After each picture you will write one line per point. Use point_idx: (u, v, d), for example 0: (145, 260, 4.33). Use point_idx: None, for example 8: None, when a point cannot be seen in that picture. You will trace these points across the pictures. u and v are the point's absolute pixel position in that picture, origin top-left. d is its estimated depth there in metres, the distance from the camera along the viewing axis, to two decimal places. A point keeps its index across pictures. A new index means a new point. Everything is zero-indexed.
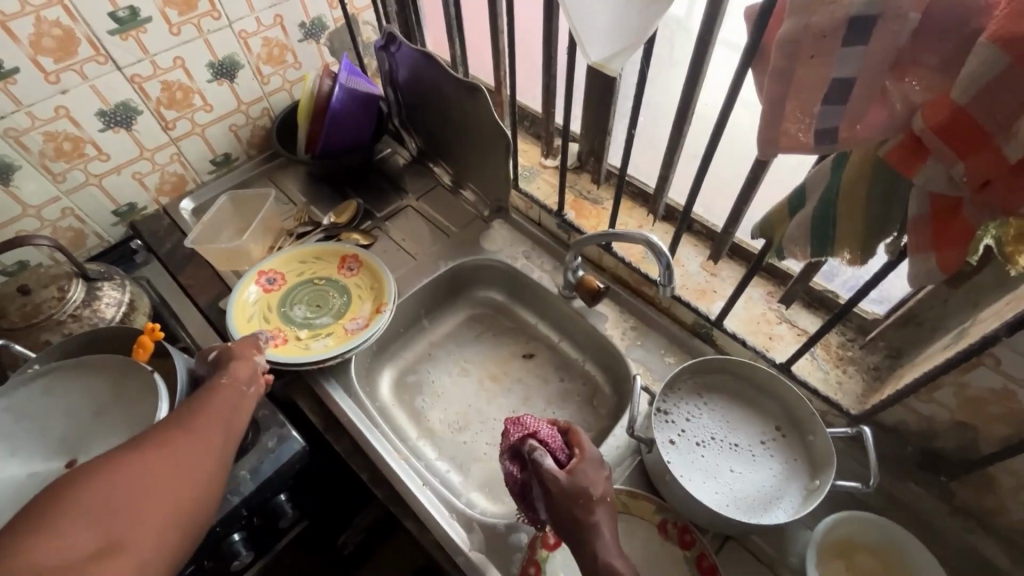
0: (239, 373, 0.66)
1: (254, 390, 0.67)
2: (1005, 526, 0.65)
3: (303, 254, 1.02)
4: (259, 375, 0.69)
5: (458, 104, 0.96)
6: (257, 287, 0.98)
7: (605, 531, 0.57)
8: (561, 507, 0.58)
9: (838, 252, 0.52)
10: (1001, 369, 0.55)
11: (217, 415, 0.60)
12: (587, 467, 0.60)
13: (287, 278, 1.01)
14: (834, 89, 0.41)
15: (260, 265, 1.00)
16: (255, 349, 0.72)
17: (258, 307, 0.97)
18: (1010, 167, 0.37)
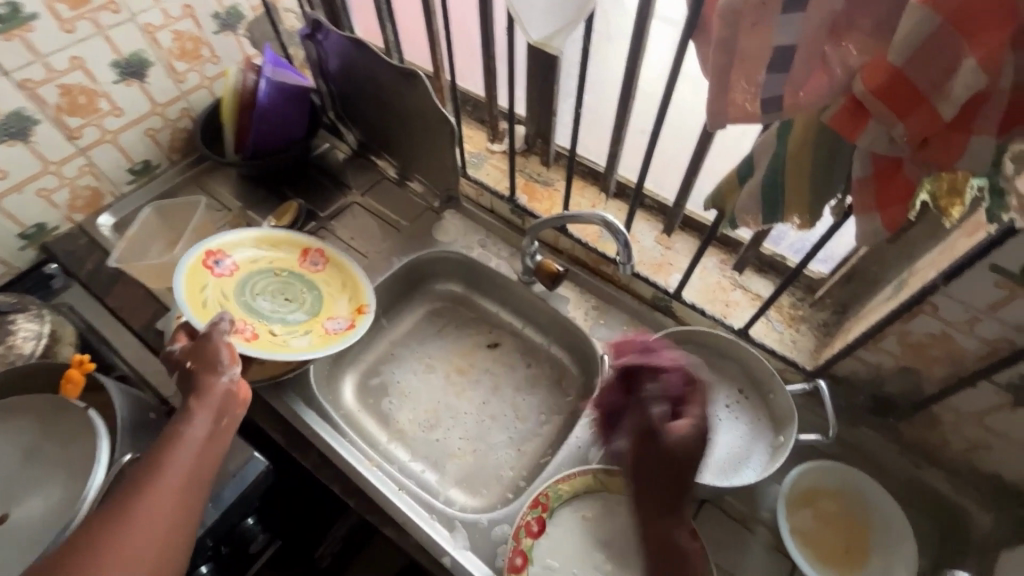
0: (205, 407, 0.59)
1: (228, 421, 0.61)
2: (948, 457, 0.71)
3: (259, 240, 0.94)
4: (232, 402, 0.62)
5: (396, 92, 0.92)
6: (207, 268, 0.87)
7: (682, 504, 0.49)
8: (646, 463, 0.50)
9: (788, 218, 0.54)
10: (939, 315, 0.58)
11: (179, 465, 0.54)
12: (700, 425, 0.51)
13: (243, 266, 0.92)
14: (777, 58, 0.42)
15: (207, 244, 0.89)
16: (222, 367, 0.63)
17: (212, 289, 0.87)
18: (945, 125, 0.38)
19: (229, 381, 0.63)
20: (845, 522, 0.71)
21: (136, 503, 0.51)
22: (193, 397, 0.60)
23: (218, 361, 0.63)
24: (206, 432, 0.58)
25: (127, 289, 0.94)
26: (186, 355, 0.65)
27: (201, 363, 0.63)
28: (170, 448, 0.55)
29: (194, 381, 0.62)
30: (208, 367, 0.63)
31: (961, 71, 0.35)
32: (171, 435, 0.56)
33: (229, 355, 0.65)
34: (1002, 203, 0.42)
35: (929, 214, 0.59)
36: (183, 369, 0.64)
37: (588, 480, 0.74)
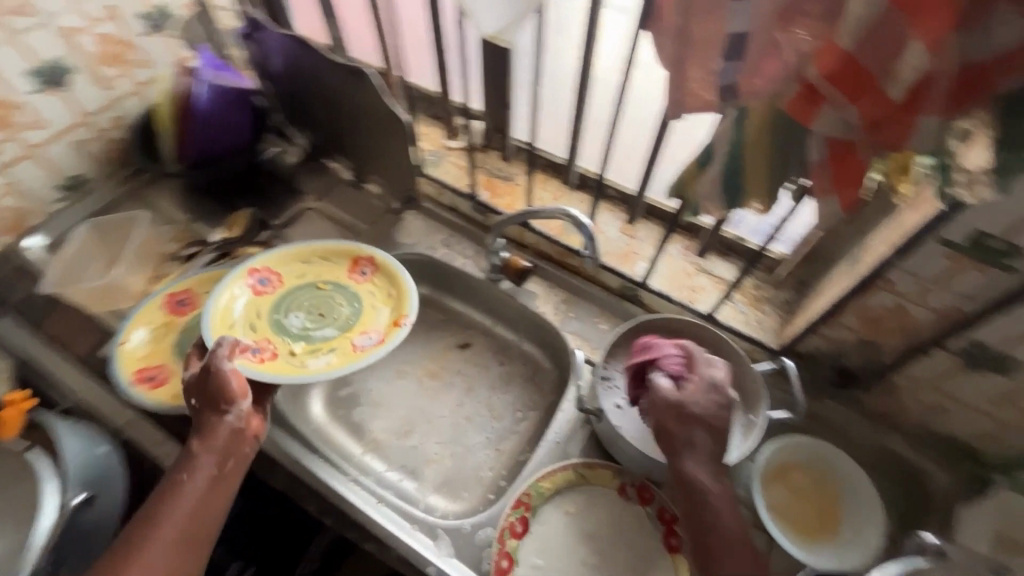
0: (208, 451, 0.62)
1: (234, 462, 0.63)
2: (907, 422, 0.74)
3: (303, 252, 0.88)
4: (238, 442, 0.64)
5: (345, 92, 0.89)
6: (245, 285, 0.84)
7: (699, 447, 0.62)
8: (670, 424, 0.63)
9: (749, 203, 0.54)
10: (894, 289, 0.60)
11: (179, 511, 0.59)
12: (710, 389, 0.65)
13: (283, 280, 0.86)
14: (731, 45, 0.42)
15: (253, 261, 0.86)
16: (225, 406, 0.64)
17: (248, 308, 0.83)
18: (895, 106, 0.38)
19: (234, 420, 0.64)
20: (817, 493, 0.73)
21: (141, 547, 0.56)
22: (199, 439, 0.63)
23: (222, 398, 0.64)
24: (206, 477, 0.61)
25: (66, 315, 0.87)
26: (191, 389, 0.65)
27: (206, 398, 0.64)
28: (173, 493, 0.59)
29: (201, 420, 0.64)
30: (213, 405, 0.64)
31: (907, 53, 0.36)
32: (176, 479, 0.61)
33: (234, 393, 0.64)
34: (948, 178, 0.44)
35: (879, 191, 0.61)
36: (192, 404, 0.65)
37: (569, 475, 0.73)
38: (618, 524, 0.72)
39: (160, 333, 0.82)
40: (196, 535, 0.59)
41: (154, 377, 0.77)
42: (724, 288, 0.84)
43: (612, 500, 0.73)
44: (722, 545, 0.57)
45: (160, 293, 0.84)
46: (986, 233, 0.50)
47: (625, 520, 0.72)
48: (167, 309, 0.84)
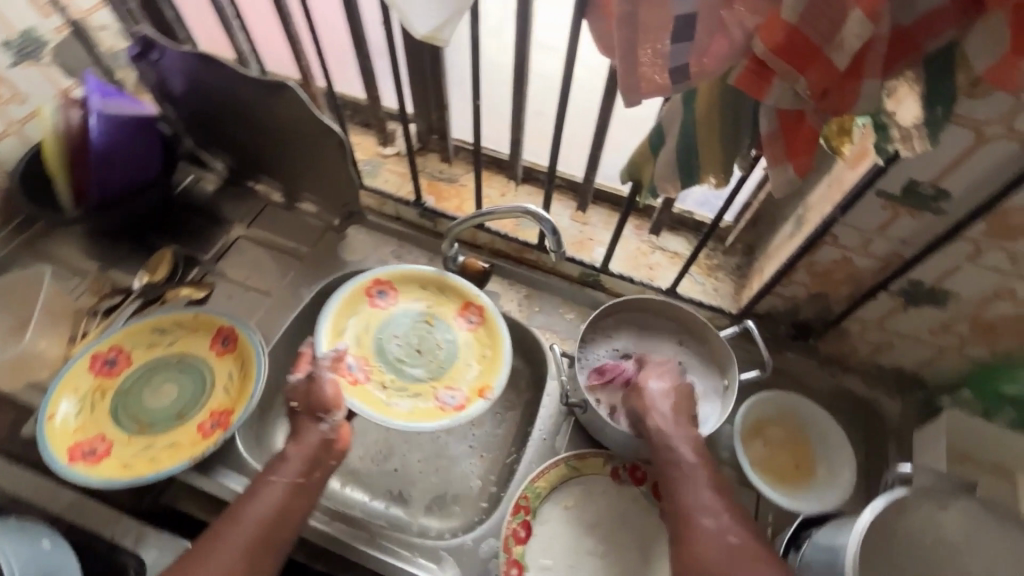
0: (298, 451, 0.62)
1: (318, 476, 0.62)
2: (857, 361, 0.80)
3: (415, 275, 0.85)
4: (326, 453, 0.63)
5: (264, 107, 0.82)
6: (367, 297, 0.83)
7: (664, 410, 0.66)
8: (637, 400, 0.68)
9: (705, 179, 0.55)
10: (839, 243, 0.64)
11: (260, 513, 0.57)
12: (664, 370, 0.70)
13: (400, 299, 0.84)
14: (679, 28, 0.42)
15: (377, 273, 0.84)
16: (323, 414, 0.65)
17: (359, 320, 0.81)
18: (841, 75, 0.40)
19: (327, 429, 0.64)
20: (793, 442, 0.78)
21: (218, 537, 0.55)
22: (293, 442, 0.63)
23: (321, 404, 0.65)
24: (289, 481, 0.60)
25: None
26: (292, 394, 0.66)
27: (305, 403, 0.66)
28: (258, 490, 0.59)
29: (297, 426, 0.64)
30: (312, 410, 0.65)
31: (848, 22, 0.37)
32: (266, 480, 0.60)
33: (332, 401, 0.65)
34: (886, 136, 0.47)
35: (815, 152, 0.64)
36: (290, 409, 0.66)
37: (562, 470, 0.73)
38: (616, 509, 0.73)
39: (91, 402, 0.73)
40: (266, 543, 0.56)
41: (95, 451, 0.69)
42: (680, 262, 0.87)
43: (607, 486, 0.74)
44: (694, 477, 0.61)
45: (82, 356, 0.74)
46: (917, 181, 0.54)
47: (623, 503, 0.73)
48: (94, 372, 0.75)
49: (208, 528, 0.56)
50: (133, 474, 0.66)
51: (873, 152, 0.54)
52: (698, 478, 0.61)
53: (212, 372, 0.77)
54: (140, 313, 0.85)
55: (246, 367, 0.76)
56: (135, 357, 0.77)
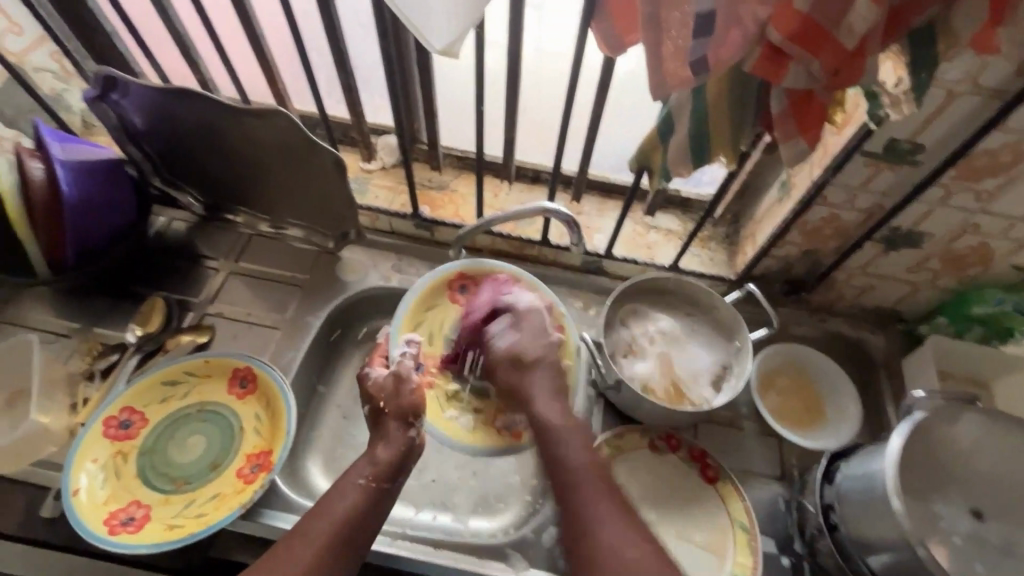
0: (385, 451, 0.63)
1: (401, 480, 0.63)
2: (844, 306, 0.88)
3: (495, 273, 0.82)
4: (407, 456, 0.64)
5: (243, 135, 0.78)
6: (448, 291, 0.81)
7: (549, 401, 0.67)
8: (513, 381, 0.69)
9: (716, 159, 0.59)
10: (828, 202, 0.71)
11: (340, 508, 0.58)
12: (540, 341, 0.71)
13: (481, 298, 0.81)
14: (700, 24, 0.45)
15: (463, 267, 0.82)
16: (412, 420, 0.66)
17: (435, 314, 0.79)
18: (849, 53, 0.45)
19: (416, 435, 0.65)
20: (803, 387, 0.84)
21: (300, 531, 0.57)
22: (382, 440, 0.64)
23: (410, 410, 0.66)
24: (372, 486, 0.61)
25: None
26: (378, 392, 0.67)
27: (394, 403, 0.67)
28: (344, 488, 0.60)
29: (384, 426, 0.65)
30: (400, 414, 0.66)
31: (856, 7, 0.42)
32: (352, 478, 0.61)
33: (416, 409, 0.66)
34: (878, 103, 0.54)
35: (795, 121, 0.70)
36: (376, 407, 0.67)
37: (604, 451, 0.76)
38: (659, 478, 0.77)
39: (115, 468, 0.69)
40: (342, 540, 0.57)
41: (133, 519, 0.66)
42: (674, 238, 0.92)
43: (648, 459, 0.78)
44: (585, 479, 0.62)
45: (94, 422, 0.70)
46: (897, 139, 0.61)
47: (665, 471, 0.77)
48: (110, 437, 0.71)
49: (295, 523, 0.58)
50: (185, 534, 0.63)
51: (861, 115, 0.59)
52: (592, 480, 0.62)
53: (238, 417, 0.75)
54: (141, 367, 0.81)
55: (273, 405, 0.74)
56: (151, 415, 0.73)
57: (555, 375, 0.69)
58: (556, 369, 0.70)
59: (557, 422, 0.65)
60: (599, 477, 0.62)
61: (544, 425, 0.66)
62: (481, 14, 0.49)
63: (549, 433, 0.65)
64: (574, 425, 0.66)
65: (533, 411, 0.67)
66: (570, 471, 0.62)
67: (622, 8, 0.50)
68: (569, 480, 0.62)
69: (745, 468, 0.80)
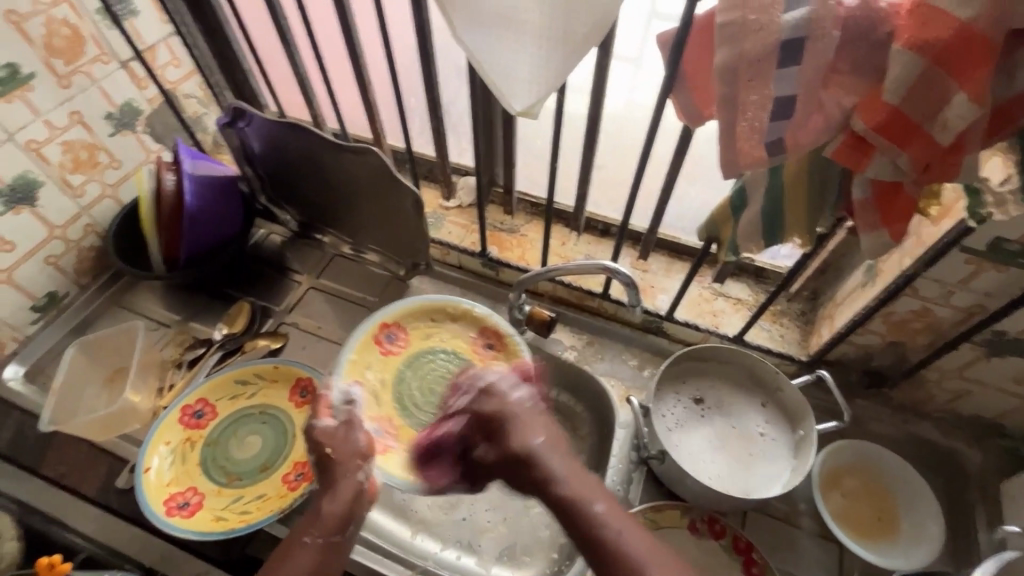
0: (333, 502, 0.56)
1: (350, 533, 0.56)
2: (934, 409, 0.79)
3: (428, 309, 0.85)
4: (360, 504, 0.57)
5: (339, 166, 0.86)
6: (376, 344, 0.81)
7: (560, 471, 0.52)
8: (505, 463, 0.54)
9: (789, 239, 0.57)
10: (918, 294, 0.65)
11: None
12: (522, 423, 0.55)
13: (410, 335, 0.84)
14: (779, 107, 0.45)
15: (383, 315, 0.83)
16: (361, 461, 0.60)
17: (375, 371, 0.80)
18: (943, 150, 0.42)
19: (364, 477, 0.59)
20: (873, 493, 0.76)
21: None
22: (327, 493, 0.57)
23: (359, 451, 0.61)
24: (322, 542, 0.53)
25: (61, 450, 0.79)
26: (326, 439, 0.61)
27: (340, 449, 0.61)
28: (291, 551, 0.53)
29: (333, 473, 0.59)
30: (351, 458, 0.60)
31: (953, 103, 0.40)
32: (299, 541, 0.53)
33: (369, 450, 0.62)
34: (980, 200, 0.51)
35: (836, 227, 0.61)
36: (321, 455, 0.60)
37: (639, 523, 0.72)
38: (696, 563, 0.72)
39: (182, 453, 0.77)
40: None
41: (188, 504, 0.73)
42: (742, 309, 0.89)
43: (685, 540, 0.73)
44: (614, 531, 0.48)
45: (173, 408, 0.78)
46: (1003, 238, 0.55)
47: (703, 559, 0.72)
48: (183, 424, 0.78)
49: None
50: (228, 531, 0.68)
51: (960, 210, 0.55)
52: (625, 529, 0.49)
53: (293, 424, 0.80)
54: (220, 363, 0.89)
55: None
56: (221, 409, 0.80)
57: (552, 446, 0.54)
58: (555, 440, 0.55)
59: (571, 486, 0.51)
60: (625, 520, 0.49)
61: (558, 502, 0.50)
62: (562, 80, 0.50)
63: (567, 502, 0.50)
64: (583, 480, 0.52)
65: (550, 494, 0.51)
66: (604, 543, 0.48)
67: (704, 83, 0.51)
68: (605, 547, 0.48)
69: (795, 571, 0.73)
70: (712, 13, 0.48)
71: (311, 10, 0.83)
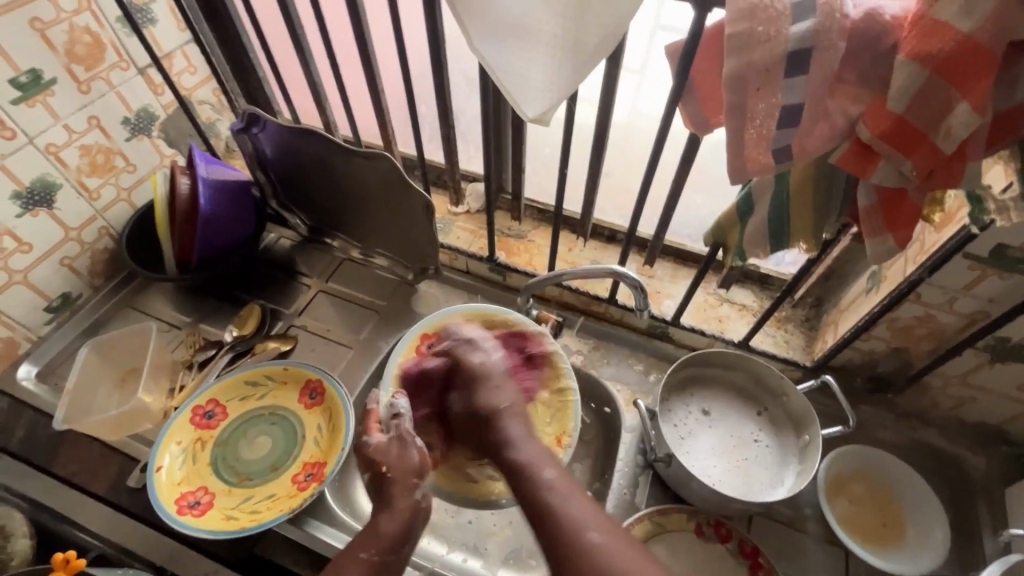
0: (391, 521, 0.56)
1: (405, 551, 0.56)
2: (938, 416, 0.80)
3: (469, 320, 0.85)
4: (415, 523, 0.57)
5: (350, 170, 0.87)
6: (417, 353, 0.83)
7: (515, 436, 0.57)
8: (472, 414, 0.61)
9: (795, 244, 0.58)
10: (922, 300, 0.66)
11: None
12: (492, 383, 0.62)
13: None
14: (785, 115, 0.46)
15: (422, 328, 0.85)
16: (417, 481, 0.59)
17: None
18: (946, 157, 0.43)
19: (419, 496, 0.58)
20: (878, 499, 0.76)
21: None
22: (383, 510, 0.57)
23: (414, 469, 0.59)
24: (377, 560, 0.54)
25: (71, 449, 0.80)
26: (381, 457, 0.60)
27: (396, 466, 0.59)
28: (345, 564, 0.53)
29: (387, 490, 0.58)
30: (406, 476, 0.59)
31: (955, 112, 0.41)
32: (354, 555, 0.54)
33: (423, 468, 0.60)
34: (982, 208, 0.50)
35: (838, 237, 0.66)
36: (377, 472, 0.59)
37: (646, 526, 0.73)
38: (703, 567, 0.72)
39: (193, 453, 0.78)
40: None
41: (199, 503, 0.73)
42: (746, 315, 0.90)
43: (692, 544, 0.73)
44: (557, 496, 0.50)
45: (184, 409, 0.79)
46: (1005, 245, 0.57)
47: (709, 562, 0.72)
48: (194, 424, 0.79)
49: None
50: (238, 530, 0.69)
51: (962, 217, 0.57)
52: (568, 496, 0.50)
53: (303, 425, 0.80)
54: (230, 364, 0.90)
55: (334, 420, 0.78)
56: (231, 410, 0.81)
57: (517, 412, 0.60)
58: (517, 406, 0.61)
59: (522, 450, 0.55)
60: (572, 493, 0.51)
61: (510, 466, 0.55)
62: (574, 87, 0.51)
63: (518, 468, 0.54)
64: (538, 450, 0.55)
65: (504, 456, 0.56)
66: (545, 510, 0.49)
67: (713, 91, 0.52)
68: (544, 513, 0.49)
69: None
70: (719, 24, 0.49)
71: (332, 25, 0.86)
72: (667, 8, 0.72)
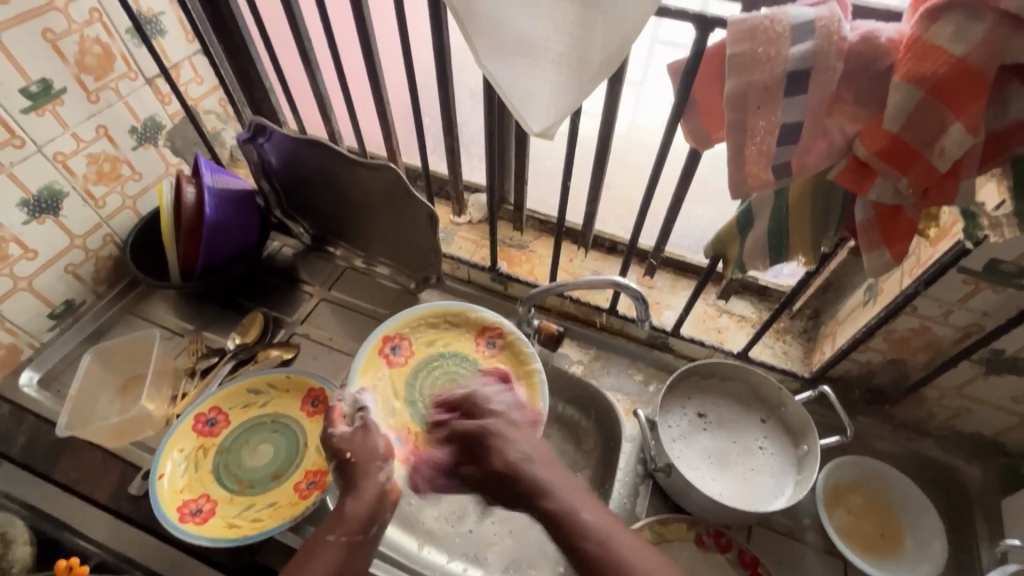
0: (356, 504, 0.59)
1: (375, 530, 0.59)
2: (935, 427, 0.81)
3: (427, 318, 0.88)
4: (382, 506, 0.60)
5: (354, 179, 0.88)
6: (381, 357, 0.84)
7: (545, 483, 0.56)
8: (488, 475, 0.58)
9: (794, 257, 0.59)
10: (918, 313, 0.67)
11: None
12: (504, 434, 0.60)
13: (413, 345, 0.87)
14: (785, 133, 0.47)
15: (385, 328, 0.85)
16: (382, 464, 0.63)
17: (385, 382, 0.83)
18: (941, 175, 0.45)
19: (384, 478, 0.62)
20: (876, 509, 0.77)
21: None
22: (350, 495, 0.60)
23: (378, 454, 0.63)
24: (346, 541, 0.57)
25: (73, 456, 0.80)
26: (346, 444, 0.63)
27: (359, 452, 0.63)
28: (314, 550, 0.56)
29: (354, 476, 0.61)
30: (370, 460, 0.63)
31: (949, 132, 0.42)
32: (323, 539, 0.56)
33: (386, 454, 0.64)
34: (976, 223, 0.51)
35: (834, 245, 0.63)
36: (342, 459, 0.62)
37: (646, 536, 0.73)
38: None
39: (195, 461, 0.78)
40: None
41: (201, 511, 0.74)
42: (745, 326, 0.91)
43: (692, 554, 0.74)
44: (607, 538, 0.51)
45: (187, 416, 0.79)
46: (999, 260, 0.58)
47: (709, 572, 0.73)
48: (197, 431, 0.79)
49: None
50: (240, 538, 0.69)
51: (957, 232, 0.58)
52: (618, 536, 0.52)
53: (305, 433, 0.81)
54: (233, 372, 0.90)
55: None
56: (234, 417, 0.82)
57: (540, 459, 0.58)
58: (536, 453, 0.59)
59: (556, 499, 0.54)
60: (616, 530, 0.52)
61: (546, 514, 0.54)
62: (578, 103, 0.52)
63: (555, 517, 0.53)
64: (570, 489, 0.55)
65: (539, 504, 0.55)
66: (593, 551, 0.51)
67: (714, 108, 0.54)
68: (595, 554, 0.51)
69: None
70: (720, 44, 0.50)
71: (341, 39, 0.88)
72: (664, 27, 0.72)
